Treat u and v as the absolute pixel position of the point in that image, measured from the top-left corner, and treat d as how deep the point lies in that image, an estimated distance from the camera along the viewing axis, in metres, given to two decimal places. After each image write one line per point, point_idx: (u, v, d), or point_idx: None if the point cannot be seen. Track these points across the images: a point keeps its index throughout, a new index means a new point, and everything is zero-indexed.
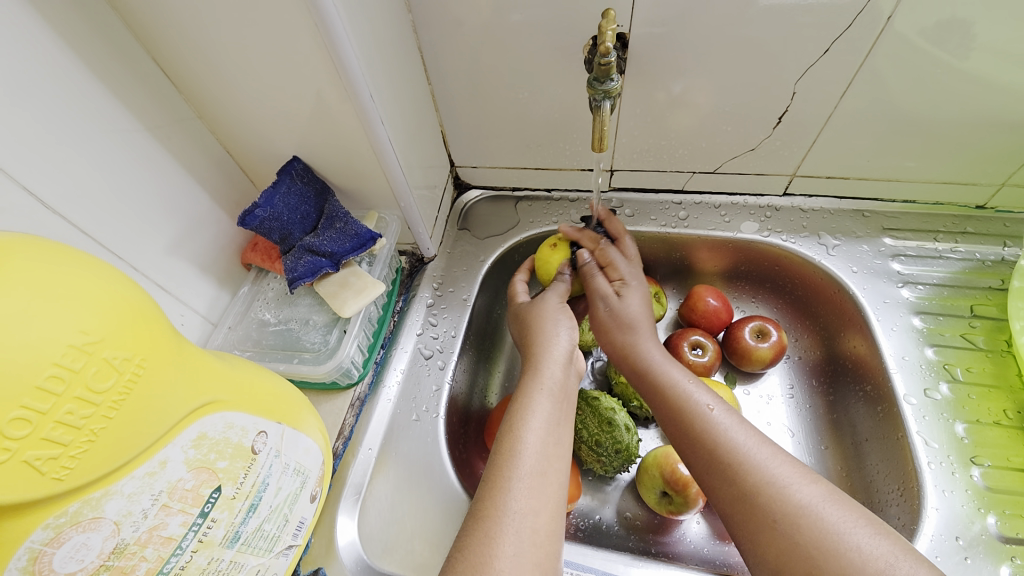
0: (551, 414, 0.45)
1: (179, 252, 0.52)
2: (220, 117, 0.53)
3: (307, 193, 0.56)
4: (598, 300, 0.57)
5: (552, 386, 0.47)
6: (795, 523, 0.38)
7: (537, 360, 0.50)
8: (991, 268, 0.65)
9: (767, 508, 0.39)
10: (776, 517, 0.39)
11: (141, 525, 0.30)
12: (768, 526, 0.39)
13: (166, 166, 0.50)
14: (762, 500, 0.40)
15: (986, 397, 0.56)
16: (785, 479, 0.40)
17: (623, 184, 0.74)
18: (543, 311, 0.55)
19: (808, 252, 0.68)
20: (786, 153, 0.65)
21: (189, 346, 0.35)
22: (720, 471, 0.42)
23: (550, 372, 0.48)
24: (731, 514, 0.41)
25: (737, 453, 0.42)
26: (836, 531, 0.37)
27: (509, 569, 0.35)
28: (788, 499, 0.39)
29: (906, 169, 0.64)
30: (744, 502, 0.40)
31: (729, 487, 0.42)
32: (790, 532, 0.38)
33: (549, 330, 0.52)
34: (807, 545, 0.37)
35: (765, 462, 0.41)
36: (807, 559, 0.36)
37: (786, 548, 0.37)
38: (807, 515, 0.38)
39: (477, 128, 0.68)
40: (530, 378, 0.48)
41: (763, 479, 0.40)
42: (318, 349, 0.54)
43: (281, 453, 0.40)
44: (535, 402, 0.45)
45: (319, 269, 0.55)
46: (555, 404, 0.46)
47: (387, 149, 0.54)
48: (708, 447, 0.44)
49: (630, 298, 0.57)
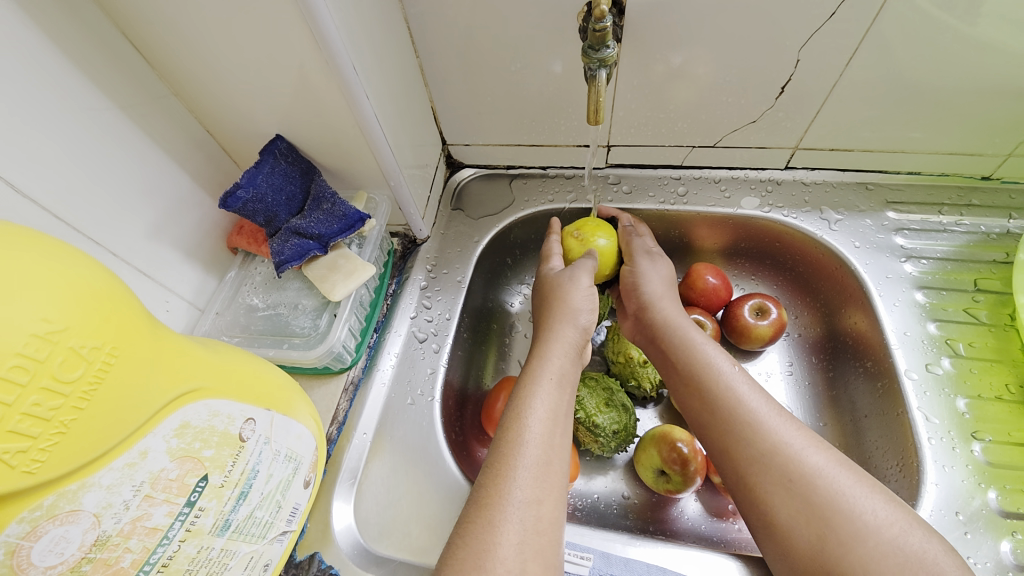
0: (557, 403, 0.44)
1: (161, 237, 0.51)
2: (197, 94, 0.51)
3: (292, 173, 0.54)
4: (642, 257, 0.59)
5: (558, 372, 0.46)
6: (811, 484, 0.37)
7: (544, 347, 0.48)
8: (997, 241, 0.63)
9: (782, 469, 0.39)
10: (791, 479, 0.38)
11: (123, 517, 0.29)
12: (782, 488, 0.38)
13: (142, 147, 0.48)
14: (778, 461, 0.39)
15: (988, 372, 0.55)
16: (800, 444, 0.40)
17: (620, 160, 0.72)
18: (569, 290, 0.53)
19: (810, 227, 0.66)
20: (789, 125, 0.62)
21: (168, 334, 0.33)
22: (728, 437, 0.42)
23: (559, 363, 0.47)
24: (740, 487, 0.40)
25: (757, 414, 0.42)
26: (852, 494, 0.36)
27: (513, 557, 0.34)
28: (804, 461, 0.38)
29: (912, 140, 0.62)
30: (758, 465, 0.40)
31: (742, 450, 0.41)
32: (803, 494, 0.37)
33: (564, 313, 0.51)
34: (823, 506, 0.36)
35: (779, 427, 0.41)
36: (819, 521, 0.36)
37: (798, 512, 0.37)
38: (822, 478, 0.37)
39: (468, 103, 0.66)
40: (535, 364, 0.47)
41: (781, 441, 0.40)
42: (309, 333, 0.53)
43: (270, 440, 0.39)
44: (542, 390, 0.44)
45: (306, 252, 0.53)
46: (562, 392, 0.45)
47: (374, 126, 0.52)
48: (723, 409, 0.43)
49: (655, 265, 0.58)
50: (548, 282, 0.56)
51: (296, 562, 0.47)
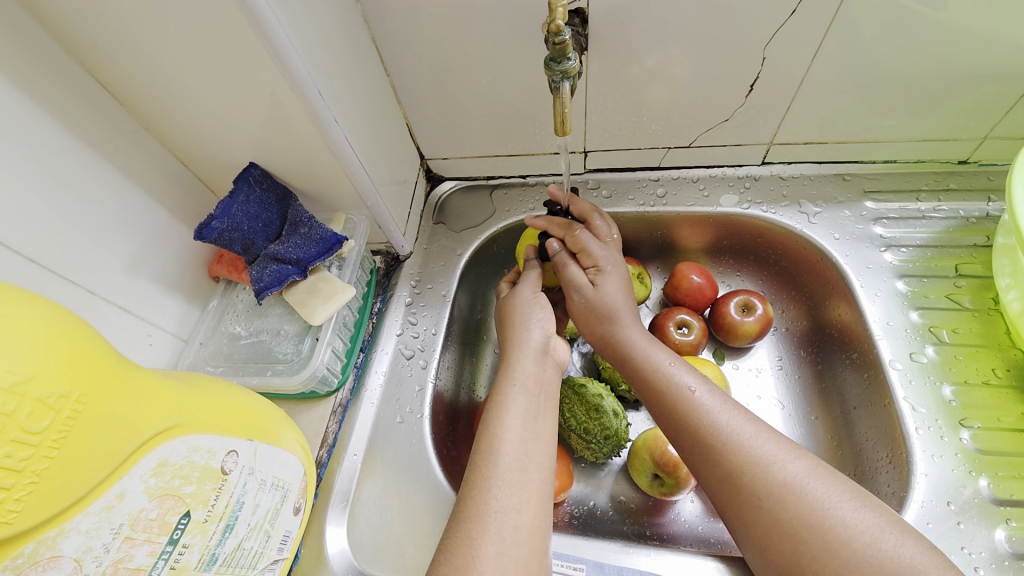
0: (527, 409, 0.44)
1: (140, 271, 0.51)
2: (169, 127, 0.51)
3: (268, 199, 0.54)
4: (574, 291, 0.54)
5: (526, 379, 0.46)
6: (780, 501, 0.37)
7: (509, 357, 0.48)
8: (976, 224, 0.63)
9: (751, 489, 0.38)
10: (761, 496, 0.38)
11: (105, 560, 0.29)
12: (754, 506, 0.38)
13: (116, 183, 0.48)
14: (746, 480, 0.39)
15: (974, 358, 0.55)
16: (770, 457, 0.39)
17: (598, 165, 0.72)
18: (517, 302, 0.54)
19: (789, 222, 0.66)
20: (761, 122, 0.63)
21: (141, 373, 0.33)
22: (703, 453, 0.42)
23: (522, 368, 0.47)
24: (716, 495, 0.41)
25: (722, 435, 0.41)
26: (822, 507, 0.36)
27: (492, 569, 0.34)
28: (771, 477, 0.38)
29: (886, 128, 0.62)
30: (730, 485, 0.40)
31: (715, 469, 0.41)
32: (773, 510, 0.37)
33: (523, 323, 0.51)
34: (791, 522, 0.36)
35: (748, 441, 0.40)
36: (792, 537, 0.36)
37: (770, 529, 0.37)
38: (792, 493, 0.37)
39: (443, 118, 0.66)
40: (503, 375, 0.47)
41: (748, 460, 0.40)
42: (292, 359, 0.53)
43: (255, 470, 0.39)
44: (510, 397, 0.44)
45: (286, 277, 0.53)
46: (532, 398, 0.45)
47: (345, 147, 0.52)
48: (693, 431, 0.43)
49: (607, 285, 0.53)
50: (497, 308, 0.56)
51: None
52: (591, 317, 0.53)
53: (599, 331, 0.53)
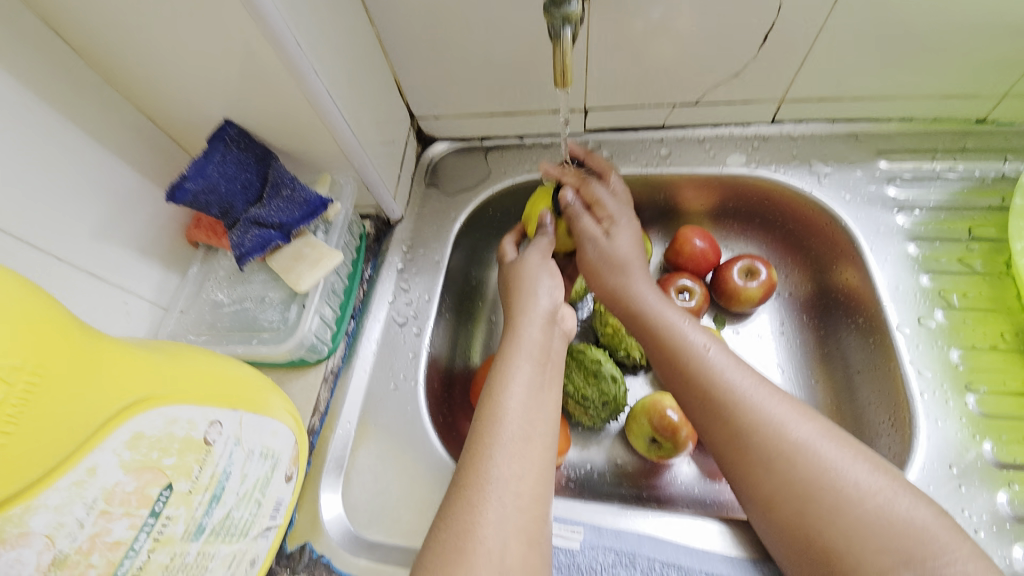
0: (532, 379, 0.42)
1: (111, 236, 0.48)
2: (133, 82, 0.47)
3: (246, 160, 0.51)
4: (586, 241, 0.55)
5: (532, 347, 0.45)
6: (791, 461, 0.36)
7: (514, 325, 0.47)
8: (991, 185, 0.60)
9: (762, 447, 0.37)
10: (773, 457, 0.37)
11: (80, 535, 0.29)
12: (763, 464, 0.37)
13: (78, 142, 0.45)
14: (757, 439, 0.38)
15: (983, 322, 0.54)
16: (782, 417, 0.38)
17: (598, 124, 0.68)
18: (524, 268, 0.52)
19: (797, 182, 0.63)
20: (772, 76, 0.59)
21: (107, 342, 0.31)
22: (712, 415, 0.40)
23: (529, 335, 0.45)
24: (723, 457, 0.40)
25: (735, 395, 0.40)
26: (834, 467, 0.35)
27: (494, 536, 0.33)
28: (784, 437, 0.37)
29: (903, 84, 0.58)
30: (738, 445, 0.39)
31: (723, 428, 0.40)
32: (785, 471, 0.36)
33: (529, 291, 0.50)
34: (801, 482, 0.35)
35: (759, 403, 0.39)
36: (802, 496, 0.35)
37: (779, 487, 0.36)
38: (804, 453, 0.36)
39: (432, 73, 0.61)
40: (508, 343, 0.45)
41: (760, 419, 0.38)
42: (278, 326, 0.51)
43: (241, 440, 0.38)
44: (516, 365, 0.43)
45: (268, 243, 0.51)
46: (537, 367, 0.43)
47: (328, 102, 0.48)
48: (700, 391, 0.41)
49: (621, 238, 0.54)
50: (505, 271, 0.55)
51: (286, 553, 0.47)
52: (599, 272, 0.53)
53: (606, 290, 0.52)
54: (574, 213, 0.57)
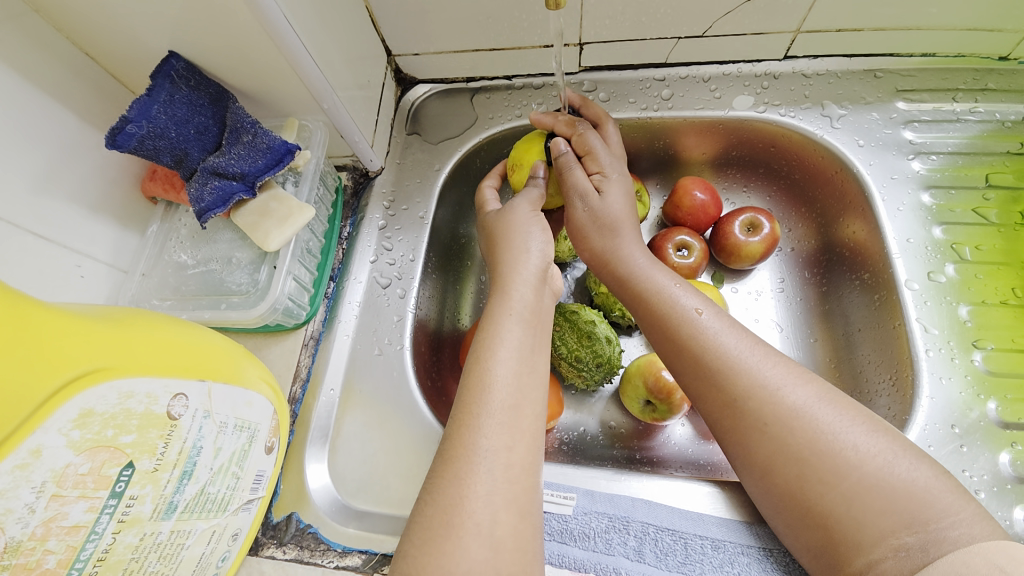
0: (523, 341, 0.39)
1: (53, 191, 0.42)
2: (60, 6, 0.40)
3: (198, 100, 0.45)
4: (576, 197, 0.50)
5: (520, 308, 0.41)
6: (786, 426, 0.35)
7: (502, 283, 0.43)
8: (1012, 129, 0.56)
9: (756, 411, 0.36)
10: (767, 420, 0.35)
11: (32, 521, 0.26)
12: (756, 432, 0.36)
13: (4, 80, 0.39)
14: (753, 404, 0.36)
15: (994, 277, 0.52)
16: (778, 381, 0.36)
17: (595, 61, 0.62)
18: (513, 221, 0.48)
19: (810, 126, 0.59)
20: (790, 3, 0.52)
21: (39, 307, 0.27)
22: (703, 380, 0.39)
23: (520, 295, 0.42)
24: (717, 420, 0.38)
25: (727, 358, 0.38)
26: (831, 432, 0.34)
27: (482, 510, 0.32)
28: (781, 401, 0.35)
29: (928, 17, 0.53)
30: (729, 411, 0.37)
31: (714, 393, 0.38)
32: (780, 435, 0.35)
33: (518, 247, 0.46)
34: (798, 446, 0.34)
35: (756, 367, 0.37)
36: (797, 461, 0.34)
37: (774, 452, 0.35)
38: (800, 418, 0.34)
39: (410, 1, 0.54)
40: (497, 303, 0.42)
41: (755, 382, 0.36)
42: (248, 290, 0.48)
43: (211, 413, 0.35)
44: (505, 328, 0.40)
45: (230, 196, 0.46)
46: (527, 329, 0.40)
47: (286, 31, 0.42)
48: (692, 355, 0.39)
49: (611, 193, 0.50)
50: (489, 225, 0.50)
51: (273, 524, 0.46)
52: (586, 232, 0.49)
53: (593, 247, 0.49)
54: (565, 163, 0.50)
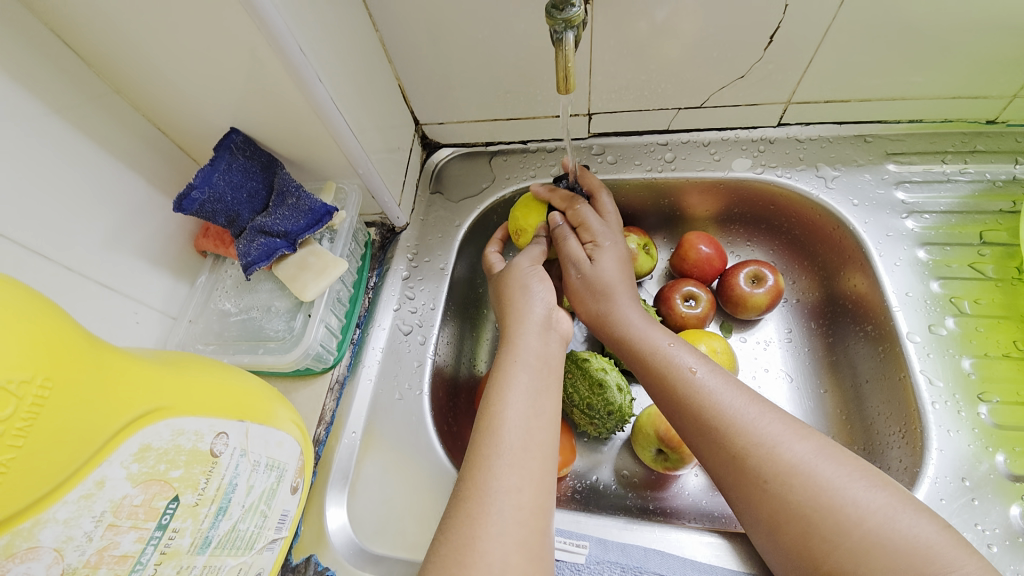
0: (531, 387, 0.42)
1: (122, 246, 0.48)
2: (141, 90, 0.47)
3: (252, 168, 0.51)
4: (570, 265, 0.53)
5: (527, 355, 0.44)
6: (787, 483, 0.36)
7: (512, 332, 0.46)
8: (1002, 188, 0.59)
9: (757, 468, 0.37)
10: (767, 479, 0.36)
11: (88, 548, 0.28)
12: (759, 488, 0.37)
13: (89, 152, 0.45)
14: (751, 462, 0.37)
15: (995, 330, 0.53)
16: (776, 437, 0.38)
17: (603, 128, 0.68)
18: (520, 278, 0.51)
19: (805, 186, 0.63)
20: (780, 78, 0.58)
21: (114, 353, 0.31)
22: (703, 436, 0.40)
23: (528, 345, 0.45)
24: (722, 479, 0.39)
25: (726, 415, 0.40)
26: (831, 488, 0.35)
27: (495, 551, 0.33)
28: (778, 458, 0.37)
29: (912, 85, 0.58)
30: (738, 466, 0.38)
31: (718, 450, 0.39)
32: (780, 493, 0.36)
33: (526, 296, 0.49)
34: (800, 505, 0.35)
35: (753, 422, 0.39)
36: (799, 519, 0.35)
37: (777, 509, 0.36)
38: (799, 475, 0.36)
39: (438, 80, 0.61)
40: (505, 353, 0.45)
41: (751, 441, 0.38)
42: (284, 336, 0.52)
43: (248, 451, 0.38)
44: (513, 374, 0.42)
45: (274, 251, 0.51)
46: (534, 376, 0.43)
47: (332, 110, 0.48)
48: (693, 410, 0.41)
49: (605, 261, 0.52)
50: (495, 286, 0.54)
51: (292, 565, 0.47)
52: (586, 294, 0.52)
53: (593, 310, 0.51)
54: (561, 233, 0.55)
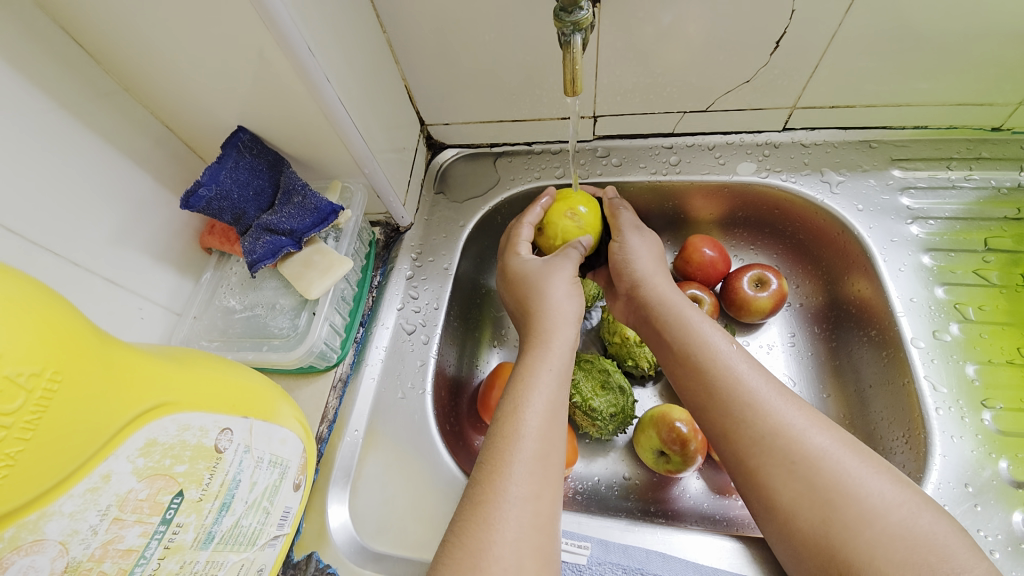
0: (557, 396, 0.42)
1: (128, 242, 0.48)
2: (149, 87, 0.47)
3: (259, 166, 0.51)
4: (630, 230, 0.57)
5: (558, 362, 0.45)
6: (816, 466, 0.36)
7: (544, 336, 0.46)
8: (1007, 196, 0.59)
9: (784, 450, 0.37)
10: (794, 460, 0.37)
11: (93, 542, 0.28)
12: (784, 470, 0.37)
13: (96, 148, 0.45)
14: (779, 443, 0.38)
15: (998, 336, 0.53)
16: (802, 424, 0.38)
17: (608, 130, 0.68)
18: (551, 285, 0.51)
19: (810, 191, 0.63)
20: (785, 83, 0.58)
21: (122, 348, 0.31)
22: (726, 418, 0.41)
23: (559, 352, 0.45)
24: (744, 460, 0.39)
25: (756, 396, 0.40)
26: (857, 476, 0.35)
27: (509, 557, 0.33)
28: (806, 444, 0.37)
29: (917, 92, 0.58)
30: (760, 448, 0.38)
31: (742, 432, 0.39)
32: (807, 477, 0.36)
33: (554, 299, 0.50)
34: (825, 488, 0.35)
35: (768, 419, 0.39)
36: (823, 504, 0.35)
37: (801, 493, 0.36)
38: (827, 460, 0.36)
39: (444, 81, 0.62)
40: (535, 356, 0.45)
41: (782, 422, 0.38)
42: (289, 334, 0.52)
43: (251, 448, 0.38)
44: (541, 380, 0.42)
45: (280, 249, 0.51)
46: (561, 384, 0.43)
47: (339, 110, 0.49)
48: (722, 390, 0.41)
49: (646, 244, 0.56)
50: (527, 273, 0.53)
51: (293, 563, 0.47)
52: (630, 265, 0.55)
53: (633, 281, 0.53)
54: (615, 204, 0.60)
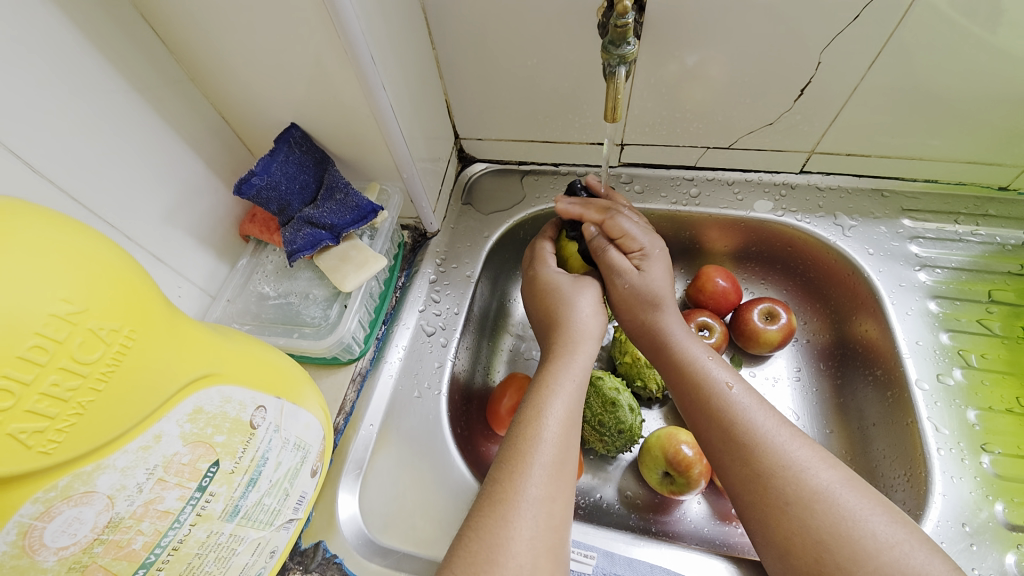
0: (576, 404, 0.44)
1: (175, 221, 0.51)
2: (213, 79, 0.50)
3: (306, 162, 0.54)
4: (615, 275, 0.52)
5: (579, 372, 0.46)
6: (809, 507, 0.37)
7: (569, 347, 0.48)
8: (1011, 252, 0.62)
9: (784, 485, 0.39)
10: (790, 500, 0.38)
11: (136, 500, 0.30)
12: (778, 510, 0.38)
13: (159, 131, 0.48)
14: (776, 482, 0.39)
15: (1000, 384, 0.55)
16: (803, 463, 0.39)
17: (633, 158, 0.71)
18: (576, 295, 0.52)
19: (823, 233, 0.65)
20: (806, 128, 0.61)
21: (181, 319, 0.33)
22: (729, 451, 0.42)
23: (581, 362, 0.47)
24: (741, 493, 0.41)
25: (756, 435, 0.41)
26: (851, 518, 0.36)
27: (525, 553, 0.34)
28: (804, 483, 0.38)
29: (929, 148, 0.61)
30: (759, 487, 0.39)
31: (739, 469, 0.41)
32: (801, 517, 0.37)
33: (579, 315, 0.51)
34: (819, 530, 0.36)
35: (782, 445, 0.40)
36: (816, 544, 0.36)
37: (796, 530, 0.37)
38: (822, 501, 0.37)
39: (484, 98, 0.65)
40: (558, 364, 0.46)
41: (779, 462, 0.39)
42: (319, 323, 0.54)
43: (280, 428, 0.39)
44: (562, 388, 0.44)
45: (318, 242, 0.54)
46: (580, 393, 0.45)
47: (390, 117, 0.51)
48: (724, 425, 0.43)
49: (652, 270, 0.52)
50: (548, 284, 0.54)
51: (301, 550, 0.48)
52: (629, 306, 0.51)
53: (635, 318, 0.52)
54: (598, 246, 0.54)
